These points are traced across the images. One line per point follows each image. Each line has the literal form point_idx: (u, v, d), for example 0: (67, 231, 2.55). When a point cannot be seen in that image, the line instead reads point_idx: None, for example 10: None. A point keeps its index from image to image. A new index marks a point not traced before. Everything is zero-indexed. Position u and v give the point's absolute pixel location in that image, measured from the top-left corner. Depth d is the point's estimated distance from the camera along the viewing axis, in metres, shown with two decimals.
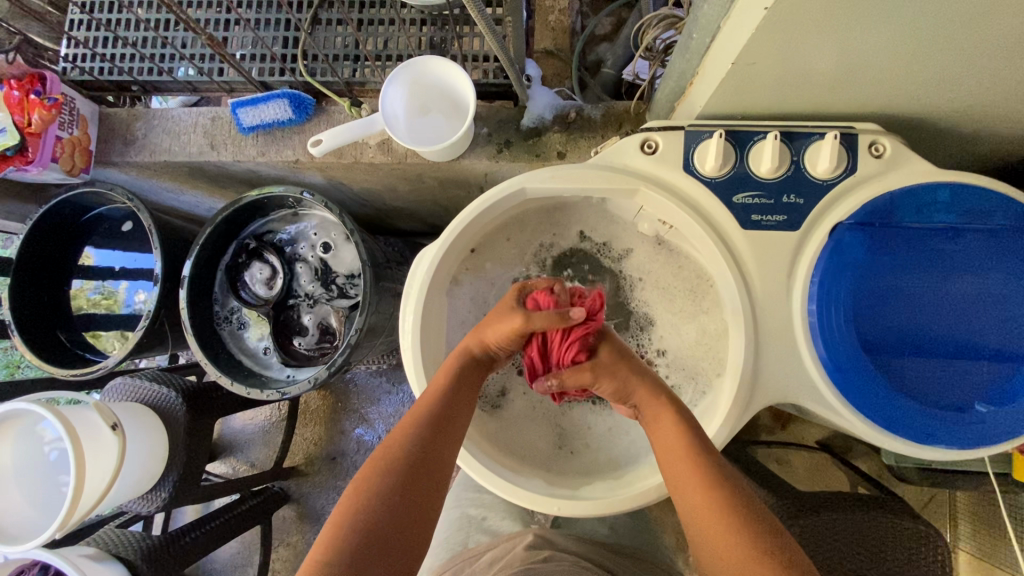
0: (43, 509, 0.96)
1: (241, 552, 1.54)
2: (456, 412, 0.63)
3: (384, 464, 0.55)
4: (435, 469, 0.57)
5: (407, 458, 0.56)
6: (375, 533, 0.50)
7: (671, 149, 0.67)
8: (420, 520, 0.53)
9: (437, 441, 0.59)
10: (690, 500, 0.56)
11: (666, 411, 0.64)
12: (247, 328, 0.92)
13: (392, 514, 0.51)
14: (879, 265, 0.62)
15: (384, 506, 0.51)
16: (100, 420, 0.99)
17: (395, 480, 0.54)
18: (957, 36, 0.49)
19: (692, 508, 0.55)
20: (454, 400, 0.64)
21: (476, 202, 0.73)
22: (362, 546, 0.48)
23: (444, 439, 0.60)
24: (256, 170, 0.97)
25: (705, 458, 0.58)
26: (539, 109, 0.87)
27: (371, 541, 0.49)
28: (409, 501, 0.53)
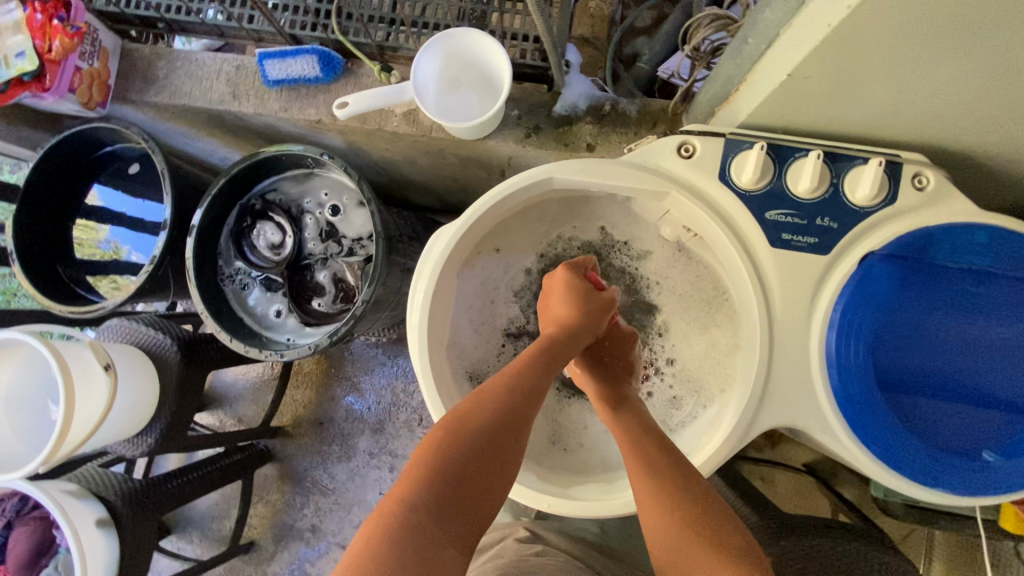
0: (27, 440, 0.96)
1: (219, 504, 1.55)
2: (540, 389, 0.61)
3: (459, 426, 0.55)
4: (511, 438, 0.56)
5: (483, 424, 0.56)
6: (444, 490, 0.50)
7: (708, 154, 0.64)
8: (490, 487, 0.53)
9: (516, 415, 0.58)
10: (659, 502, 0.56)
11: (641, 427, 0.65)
12: (252, 289, 0.89)
13: (462, 476, 0.51)
14: (906, 300, 0.60)
15: (458, 465, 0.52)
16: (93, 359, 0.98)
17: (470, 444, 0.54)
18: None
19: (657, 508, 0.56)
20: (538, 372, 0.62)
21: (501, 187, 0.71)
22: (435, 506, 0.49)
23: (524, 413, 0.58)
24: (276, 126, 0.94)
25: (677, 467, 0.59)
26: (573, 97, 0.85)
27: (442, 498, 0.49)
28: (482, 466, 0.53)
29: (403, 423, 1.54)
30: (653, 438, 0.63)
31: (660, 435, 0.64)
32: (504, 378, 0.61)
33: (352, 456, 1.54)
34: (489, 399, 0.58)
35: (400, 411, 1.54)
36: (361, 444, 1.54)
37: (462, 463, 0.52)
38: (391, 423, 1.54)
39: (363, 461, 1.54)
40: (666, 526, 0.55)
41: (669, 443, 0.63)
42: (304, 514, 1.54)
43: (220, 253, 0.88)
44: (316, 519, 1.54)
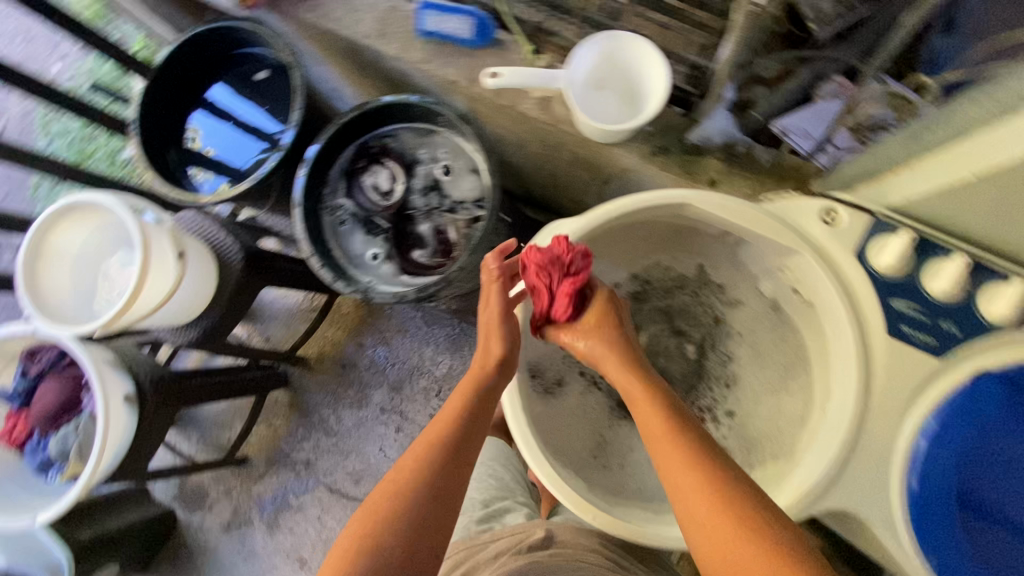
0: (88, 300, 1.02)
1: (226, 413, 1.58)
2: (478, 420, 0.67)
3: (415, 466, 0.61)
4: (462, 468, 0.62)
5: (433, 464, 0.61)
6: (405, 518, 0.57)
7: (852, 227, 0.64)
8: (444, 517, 0.59)
9: (463, 437, 0.64)
10: (687, 499, 0.55)
11: (653, 407, 0.61)
12: (346, 227, 0.89)
13: (420, 515, 0.58)
14: (1009, 425, 0.57)
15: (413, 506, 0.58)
16: (169, 245, 1.00)
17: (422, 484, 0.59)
18: None
19: (688, 503, 0.54)
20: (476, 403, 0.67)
21: (630, 199, 0.71)
22: (399, 547, 0.56)
23: (471, 432, 0.65)
24: (410, 74, 0.95)
25: (697, 450, 0.56)
26: (712, 129, 0.84)
27: (402, 528, 0.56)
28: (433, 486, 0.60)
29: (421, 389, 1.55)
30: (666, 419, 0.60)
31: (680, 413, 0.61)
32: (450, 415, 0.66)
33: (364, 405, 1.56)
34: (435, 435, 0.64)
35: (421, 376, 1.55)
36: (375, 398, 1.56)
37: (420, 504, 0.58)
38: (409, 384, 1.56)
39: (372, 413, 1.56)
40: (699, 523, 0.53)
41: (687, 424, 0.59)
42: (302, 447, 1.57)
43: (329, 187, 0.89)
44: (312, 454, 1.56)
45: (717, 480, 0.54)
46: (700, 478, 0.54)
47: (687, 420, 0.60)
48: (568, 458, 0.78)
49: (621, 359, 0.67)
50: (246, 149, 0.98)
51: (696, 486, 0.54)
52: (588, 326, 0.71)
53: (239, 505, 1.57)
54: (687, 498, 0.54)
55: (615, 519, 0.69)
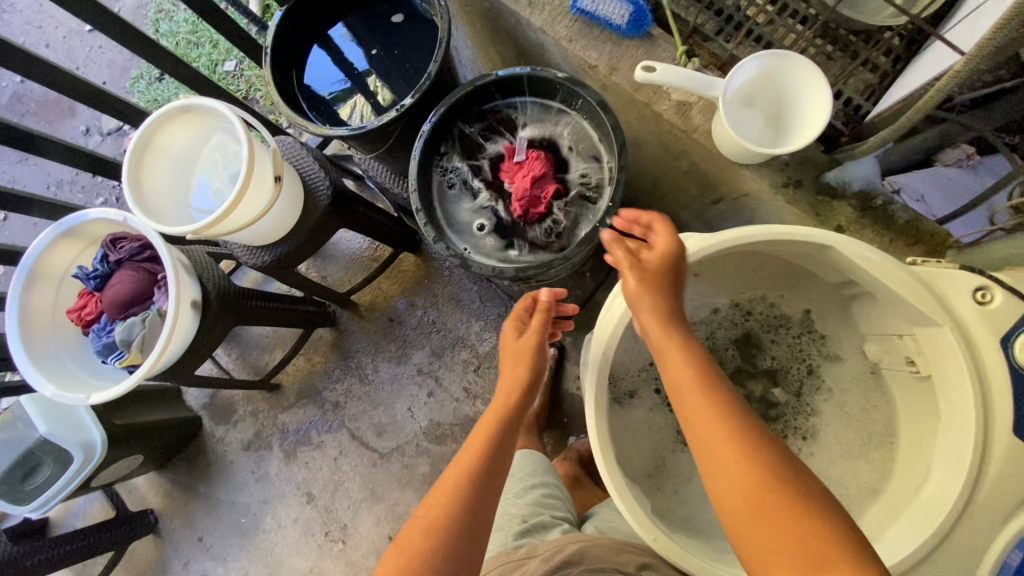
0: (179, 200, 1.04)
1: (270, 338, 1.62)
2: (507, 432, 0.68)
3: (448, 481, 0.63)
4: (495, 476, 0.65)
5: (465, 478, 0.63)
6: (451, 532, 0.59)
7: (1005, 310, 0.58)
8: (478, 530, 0.61)
9: (497, 454, 0.66)
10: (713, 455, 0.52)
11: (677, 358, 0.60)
12: (455, 191, 0.89)
13: (458, 528, 0.60)
14: None
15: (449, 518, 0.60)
16: (268, 167, 1.02)
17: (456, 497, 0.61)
18: None
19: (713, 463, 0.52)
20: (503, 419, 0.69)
21: (765, 229, 0.67)
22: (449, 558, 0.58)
23: (504, 447, 0.67)
24: (547, 49, 0.93)
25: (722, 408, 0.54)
26: (856, 174, 0.79)
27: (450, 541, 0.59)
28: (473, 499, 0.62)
29: (461, 360, 1.55)
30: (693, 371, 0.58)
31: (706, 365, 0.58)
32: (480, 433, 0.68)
33: (402, 362, 1.57)
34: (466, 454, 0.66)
35: (464, 348, 1.55)
36: (415, 358, 1.57)
37: (454, 517, 0.60)
38: (450, 353, 1.56)
39: (408, 372, 1.57)
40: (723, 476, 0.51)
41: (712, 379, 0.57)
42: (334, 388, 1.59)
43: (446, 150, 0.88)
44: (342, 398, 1.59)
45: (744, 436, 0.52)
46: (722, 437, 0.52)
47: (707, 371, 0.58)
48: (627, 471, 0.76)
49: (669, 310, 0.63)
50: (360, 91, 0.99)
51: (720, 441, 0.52)
52: (644, 271, 0.67)
53: (263, 428, 1.61)
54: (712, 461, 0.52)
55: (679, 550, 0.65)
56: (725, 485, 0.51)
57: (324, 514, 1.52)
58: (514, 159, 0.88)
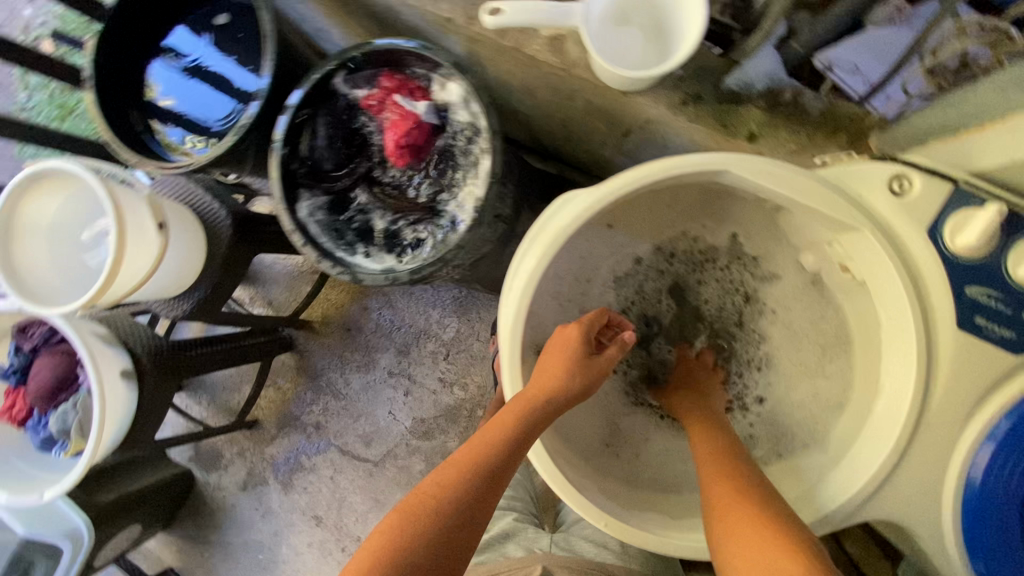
0: (67, 275, 0.93)
1: (233, 377, 1.56)
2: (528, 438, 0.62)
3: (453, 476, 0.59)
4: (497, 484, 0.60)
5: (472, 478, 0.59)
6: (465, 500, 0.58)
7: (925, 198, 0.53)
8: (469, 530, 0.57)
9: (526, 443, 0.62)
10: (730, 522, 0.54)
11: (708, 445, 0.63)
12: (323, 196, 0.77)
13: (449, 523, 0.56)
14: None
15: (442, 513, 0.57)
16: (148, 215, 0.92)
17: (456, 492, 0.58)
18: None
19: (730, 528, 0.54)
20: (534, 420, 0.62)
21: (660, 164, 0.59)
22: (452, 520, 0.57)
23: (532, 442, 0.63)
24: (398, 11, 0.82)
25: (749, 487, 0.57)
26: (754, 72, 0.71)
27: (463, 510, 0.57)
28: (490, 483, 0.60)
29: (428, 352, 1.51)
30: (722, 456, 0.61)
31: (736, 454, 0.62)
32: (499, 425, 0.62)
33: (371, 368, 1.53)
34: (477, 449, 0.61)
35: (428, 341, 1.50)
36: (383, 361, 1.52)
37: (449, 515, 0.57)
38: (417, 348, 1.51)
39: (380, 377, 1.53)
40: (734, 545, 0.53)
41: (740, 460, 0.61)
42: (311, 410, 1.55)
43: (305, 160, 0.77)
44: (322, 417, 1.55)
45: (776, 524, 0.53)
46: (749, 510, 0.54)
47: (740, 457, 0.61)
48: (581, 451, 0.71)
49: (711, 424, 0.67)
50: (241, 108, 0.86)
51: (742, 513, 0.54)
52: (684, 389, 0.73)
53: (253, 466, 1.58)
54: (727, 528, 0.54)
55: (638, 530, 0.61)
56: (737, 549, 0.52)
57: (335, 532, 1.51)
58: (406, 112, 0.76)
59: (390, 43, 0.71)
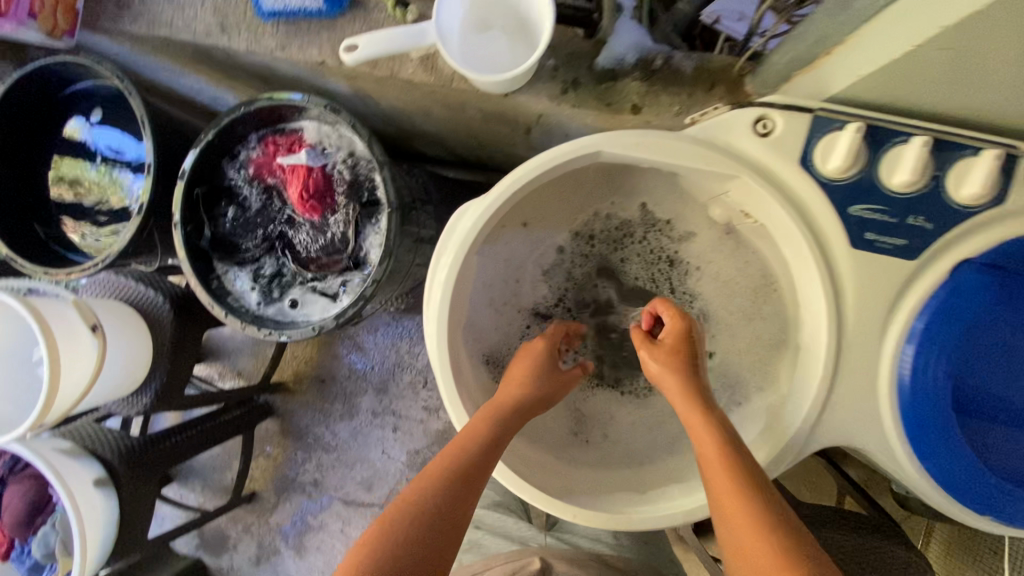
0: (16, 400, 0.91)
1: (221, 456, 1.54)
2: (503, 438, 0.61)
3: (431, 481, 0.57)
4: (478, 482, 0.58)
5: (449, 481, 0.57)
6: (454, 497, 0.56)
7: (790, 132, 0.55)
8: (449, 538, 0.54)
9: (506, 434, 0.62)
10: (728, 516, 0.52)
11: (705, 428, 0.57)
12: (245, 266, 0.80)
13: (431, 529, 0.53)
14: (998, 320, 0.53)
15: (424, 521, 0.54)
16: (80, 320, 0.90)
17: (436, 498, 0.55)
18: None
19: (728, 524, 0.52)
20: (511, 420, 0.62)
21: (534, 160, 0.61)
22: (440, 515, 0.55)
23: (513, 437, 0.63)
24: (272, 66, 0.81)
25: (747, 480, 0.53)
26: (620, 48, 0.72)
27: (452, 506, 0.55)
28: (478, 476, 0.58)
29: (407, 384, 1.50)
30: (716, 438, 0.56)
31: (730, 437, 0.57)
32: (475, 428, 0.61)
33: (355, 414, 1.51)
34: (451, 453, 0.59)
35: (404, 373, 1.49)
36: (364, 404, 1.51)
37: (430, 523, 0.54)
38: (395, 383, 1.50)
39: (365, 420, 1.51)
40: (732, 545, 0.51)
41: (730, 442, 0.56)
42: (306, 468, 1.54)
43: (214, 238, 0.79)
44: (318, 473, 1.53)
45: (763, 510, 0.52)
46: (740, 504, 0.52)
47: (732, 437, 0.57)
48: (544, 445, 0.71)
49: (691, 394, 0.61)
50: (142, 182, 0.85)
51: (742, 515, 0.51)
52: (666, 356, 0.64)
53: (262, 538, 1.54)
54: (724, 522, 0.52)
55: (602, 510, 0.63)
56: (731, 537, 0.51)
57: None
58: (293, 165, 0.77)
59: (262, 102, 0.73)
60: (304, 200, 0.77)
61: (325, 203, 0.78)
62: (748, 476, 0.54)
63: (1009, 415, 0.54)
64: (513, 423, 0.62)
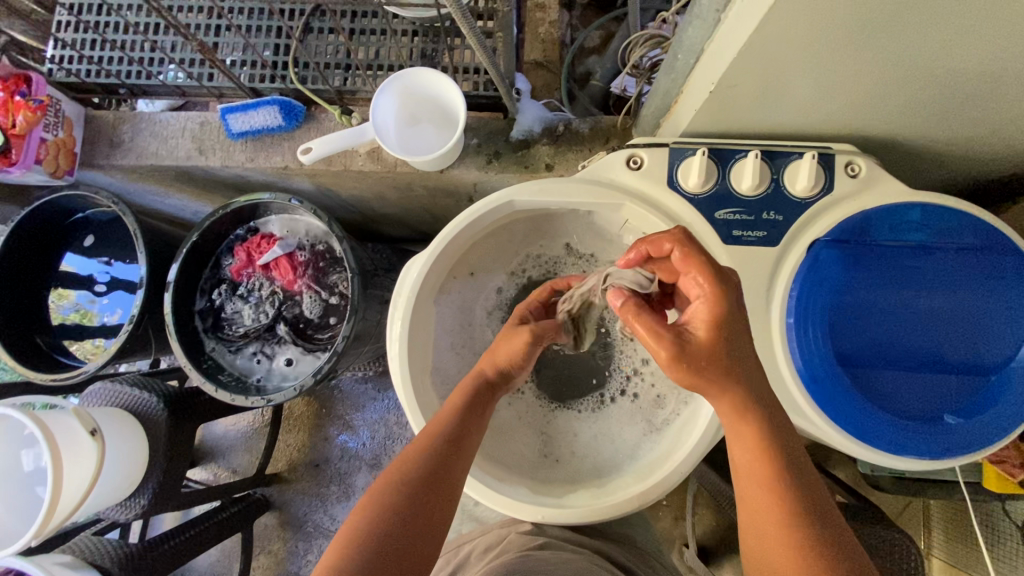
0: (16, 510, 0.87)
1: (220, 560, 1.41)
2: (487, 400, 0.65)
3: (417, 444, 0.58)
4: (463, 445, 0.59)
5: (437, 444, 0.58)
6: (441, 454, 0.57)
7: (656, 164, 0.70)
8: (444, 494, 0.54)
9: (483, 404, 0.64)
10: (752, 505, 0.48)
11: (750, 428, 0.49)
12: (235, 344, 0.91)
13: (425, 484, 0.54)
14: (853, 281, 0.65)
15: (420, 473, 0.54)
16: (79, 426, 0.89)
17: (427, 457, 0.56)
18: (913, 59, 0.53)
19: (754, 512, 0.48)
20: (488, 389, 0.66)
21: (464, 215, 0.75)
22: (429, 470, 0.55)
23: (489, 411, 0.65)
24: (244, 176, 0.95)
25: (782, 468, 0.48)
26: (528, 121, 0.88)
27: (439, 461, 0.56)
28: (460, 439, 0.59)
29: None
30: (761, 429, 0.50)
31: (775, 429, 0.50)
32: (454, 400, 0.64)
33: (352, 495, 1.43)
34: (433, 425, 0.61)
35: (396, 445, 1.45)
36: (360, 483, 1.43)
37: (424, 481, 0.54)
38: (388, 458, 1.44)
39: None
40: (751, 527, 0.48)
41: (774, 430, 0.50)
42: (308, 560, 1.40)
43: (206, 321, 0.92)
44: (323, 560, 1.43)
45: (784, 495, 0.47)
46: (768, 490, 0.47)
47: (778, 426, 0.51)
48: (515, 468, 0.78)
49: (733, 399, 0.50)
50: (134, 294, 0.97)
51: (764, 507, 0.47)
52: (704, 356, 0.49)
53: None
54: (749, 502, 0.48)
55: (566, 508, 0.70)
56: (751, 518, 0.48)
57: None
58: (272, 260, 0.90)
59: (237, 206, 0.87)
60: (290, 279, 0.91)
61: (302, 280, 0.92)
62: (788, 464, 0.48)
63: (885, 360, 0.65)
64: (489, 395, 0.66)
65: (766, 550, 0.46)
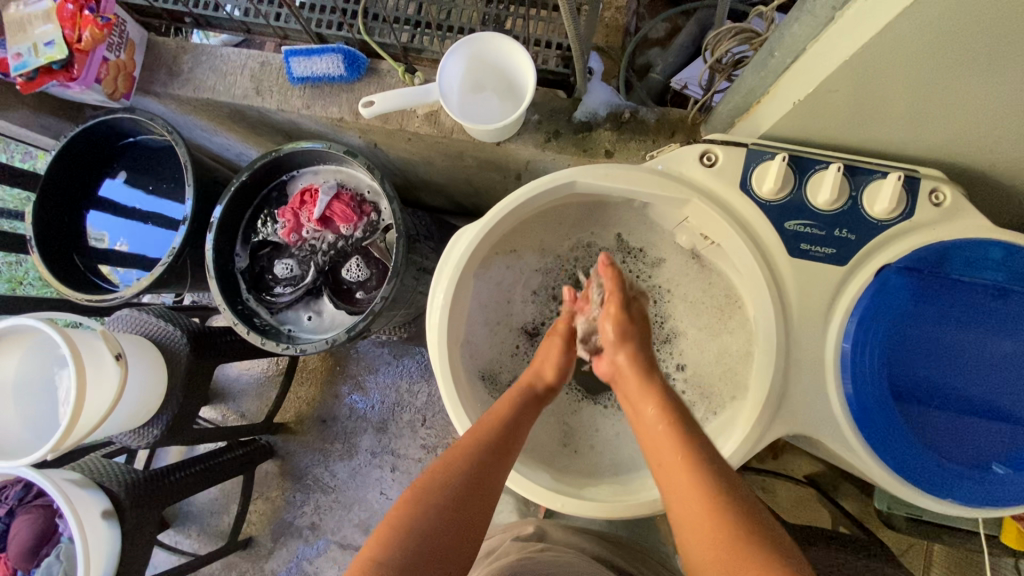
0: (34, 424, 0.87)
1: (218, 499, 1.43)
2: (527, 414, 0.65)
3: (420, 490, 0.53)
4: (505, 456, 0.59)
5: (450, 487, 0.53)
6: (480, 459, 0.57)
7: (730, 164, 0.67)
8: (483, 504, 0.54)
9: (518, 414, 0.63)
10: (677, 487, 0.53)
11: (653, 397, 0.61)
12: (269, 289, 0.91)
13: (442, 530, 0.50)
14: (919, 312, 0.62)
15: (460, 477, 0.54)
16: (105, 348, 0.88)
17: (469, 466, 0.55)
18: None
19: (679, 497, 0.53)
20: (520, 408, 0.65)
21: (525, 188, 0.72)
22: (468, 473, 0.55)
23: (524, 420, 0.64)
24: (297, 122, 0.94)
25: (690, 439, 0.56)
26: (594, 104, 0.86)
27: (479, 468, 0.56)
28: (501, 448, 0.59)
29: (407, 424, 1.44)
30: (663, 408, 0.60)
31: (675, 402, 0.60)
32: (497, 410, 0.64)
33: (354, 454, 1.43)
34: (472, 434, 0.60)
35: (404, 412, 1.44)
36: (363, 444, 1.44)
37: (438, 534, 0.50)
38: (394, 423, 1.44)
39: (364, 461, 1.43)
40: (681, 508, 0.52)
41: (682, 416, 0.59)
42: (303, 512, 1.41)
43: (244, 261, 0.91)
44: (316, 516, 1.41)
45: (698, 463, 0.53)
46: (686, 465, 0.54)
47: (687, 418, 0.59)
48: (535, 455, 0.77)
49: (638, 370, 0.64)
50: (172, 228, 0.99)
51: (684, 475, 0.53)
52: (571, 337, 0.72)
53: None
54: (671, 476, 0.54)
55: (585, 500, 0.69)
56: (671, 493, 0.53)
57: None
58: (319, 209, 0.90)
59: (290, 149, 0.85)
60: (341, 224, 0.90)
61: (352, 224, 0.90)
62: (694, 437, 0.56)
63: (940, 400, 0.62)
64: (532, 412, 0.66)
65: (695, 524, 0.50)
